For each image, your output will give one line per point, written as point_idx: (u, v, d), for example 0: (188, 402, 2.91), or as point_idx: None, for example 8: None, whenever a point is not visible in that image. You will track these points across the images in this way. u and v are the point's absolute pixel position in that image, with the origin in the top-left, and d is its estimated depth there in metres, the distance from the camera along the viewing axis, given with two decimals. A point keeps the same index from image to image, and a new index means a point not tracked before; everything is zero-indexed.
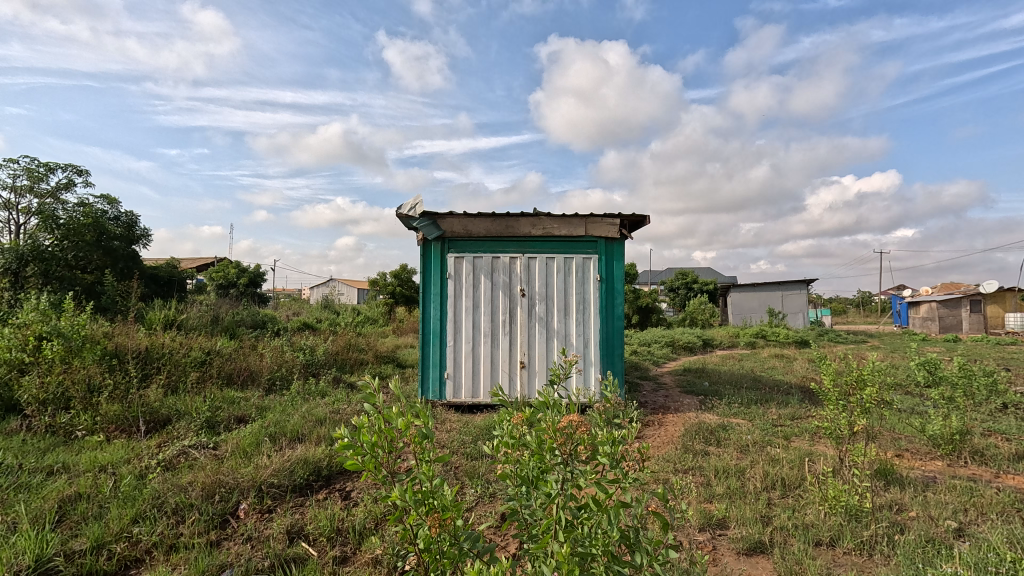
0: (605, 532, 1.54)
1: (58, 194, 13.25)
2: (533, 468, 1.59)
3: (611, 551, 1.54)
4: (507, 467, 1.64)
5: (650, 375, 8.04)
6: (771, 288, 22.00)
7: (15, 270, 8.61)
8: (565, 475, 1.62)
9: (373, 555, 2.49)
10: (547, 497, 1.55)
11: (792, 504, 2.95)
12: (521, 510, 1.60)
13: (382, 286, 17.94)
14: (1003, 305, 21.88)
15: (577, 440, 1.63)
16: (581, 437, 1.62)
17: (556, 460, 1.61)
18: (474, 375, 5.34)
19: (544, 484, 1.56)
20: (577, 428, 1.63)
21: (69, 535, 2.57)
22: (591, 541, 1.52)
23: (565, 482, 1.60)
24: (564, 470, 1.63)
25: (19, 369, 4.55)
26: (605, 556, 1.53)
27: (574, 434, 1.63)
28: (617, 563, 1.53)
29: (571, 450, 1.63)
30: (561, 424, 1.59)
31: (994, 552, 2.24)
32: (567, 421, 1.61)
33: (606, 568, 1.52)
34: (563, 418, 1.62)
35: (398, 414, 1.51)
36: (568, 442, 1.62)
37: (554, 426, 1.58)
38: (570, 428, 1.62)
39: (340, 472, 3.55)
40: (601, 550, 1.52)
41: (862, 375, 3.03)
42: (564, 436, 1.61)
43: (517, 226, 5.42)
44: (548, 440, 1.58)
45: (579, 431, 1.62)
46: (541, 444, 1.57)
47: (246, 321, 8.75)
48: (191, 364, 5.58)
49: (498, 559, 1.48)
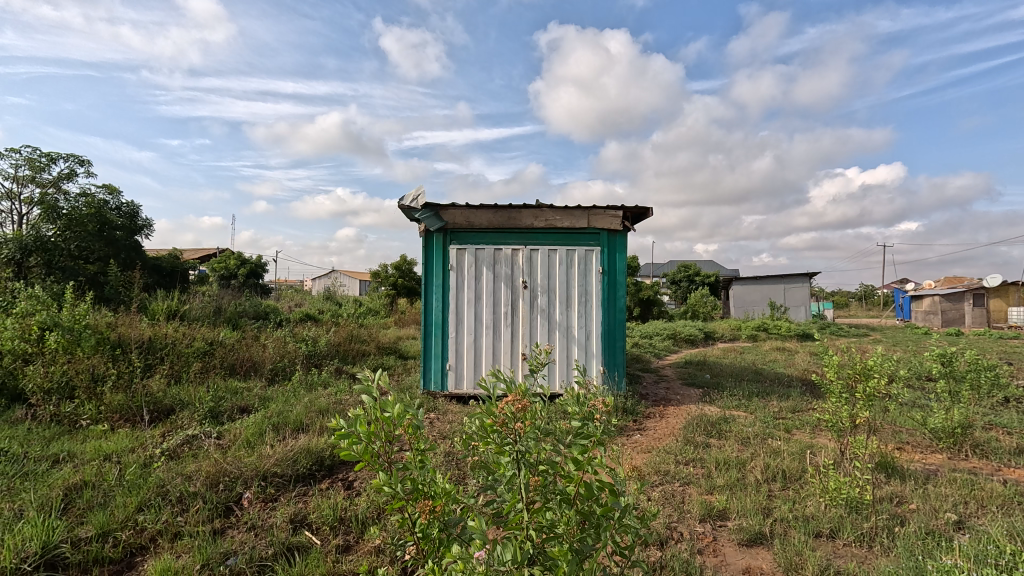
0: (562, 511, 1.56)
1: (60, 184, 13.17)
2: (492, 452, 1.64)
3: (579, 527, 1.56)
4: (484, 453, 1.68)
5: (651, 367, 8.03)
6: (774, 280, 21.95)
7: (17, 260, 8.64)
8: (525, 450, 1.58)
9: (375, 544, 2.52)
10: (510, 481, 1.58)
11: (792, 496, 2.97)
12: (498, 498, 1.64)
13: (383, 278, 17.92)
14: (1006, 299, 21.74)
15: (522, 417, 1.61)
16: (522, 414, 1.59)
17: (508, 440, 1.59)
18: (474, 367, 5.35)
19: (502, 467, 1.59)
20: (519, 406, 1.60)
21: (75, 522, 2.60)
22: (554, 522, 1.53)
23: (522, 461, 1.57)
24: (519, 447, 1.58)
25: (23, 359, 4.58)
26: (572, 534, 1.55)
27: (514, 413, 1.60)
28: (588, 538, 1.54)
29: (521, 429, 1.58)
30: (498, 410, 1.61)
31: (994, 544, 2.26)
32: (505, 402, 1.60)
33: (576, 545, 1.51)
34: (504, 400, 1.63)
35: (395, 403, 1.50)
36: (515, 422, 1.60)
37: (492, 412, 1.60)
38: (510, 409, 1.61)
39: (342, 462, 3.56)
40: (566, 529, 1.54)
41: (865, 368, 3.02)
42: (505, 415, 1.61)
43: (519, 217, 5.39)
44: (494, 423, 1.61)
45: (518, 409, 1.59)
46: (487, 429, 1.60)
47: (248, 311, 8.77)
48: (195, 354, 5.61)
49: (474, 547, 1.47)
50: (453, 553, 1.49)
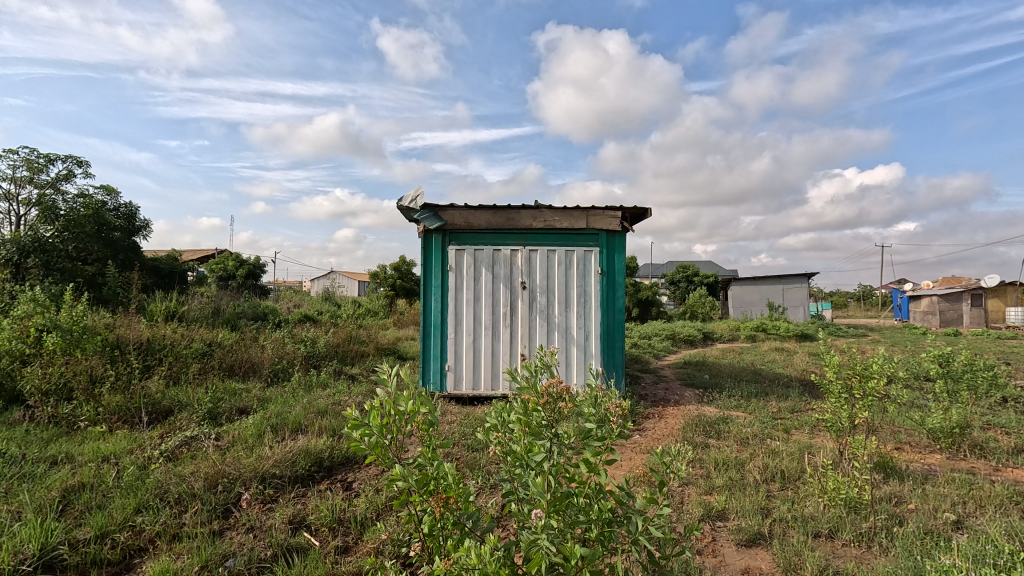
0: (597, 502, 1.57)
1: (58, 184, 13.16)
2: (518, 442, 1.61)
3: (604, 518, 1.56)
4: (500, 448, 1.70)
5: (650, 367, 8.05)
6: (772, 281, 21.98)
7: (15, 262, 8.63)
8: (552, 441, 1.64)
9: (375, 545, 2.51)
10: (540, 467, 1.57)
11: (791, 496, 2.97)
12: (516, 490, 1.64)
13: (382, 278, 17.92)
14: (1004, 300, 21.79)
15: (563, 400, 1.66)
16: (565, 396, 1.66)
17: (543, 425, 1.63)
18: (474, 367, 5.35)
19: (534, 453, 1.59)
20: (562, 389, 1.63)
21: (73, 524, 2.59)
22: (586, 509, 1.55)
23: (554, 449, 1.62)
24: (551, 437, 1.64)
25: (20, 360, 4.56)
26: (600, 525, 1.55)
27: (557, 396, 1.65)
28: (612, 530, 1.56)
29: (557, 413, 1.65)
30: (545, 390, 1.63)
31: (992, 544, 2.27)
32: (549, 384, 1.65)
33: (601, 534, 1.54)
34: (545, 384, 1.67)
35: (407, 398, 1.51)
36: (558, 403, 1.65)
37: (538, 393, 1.62)
38: (554, 392, 1.65)
39: (341, 464, 3.55)
40: (594, 518, 1.55)
41: (864, 368, 3.03)
42: (549, 397, 1.64)
43: (518, 218, 5.40)
44: (534, 403, 1.63)
45: (562, 392, 1.65)
46: (526, 408, 1.63)
47: (247, 313, 8.76)
48: (193, 355, 5.60)
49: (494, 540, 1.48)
50: (467, 547, 1.47)
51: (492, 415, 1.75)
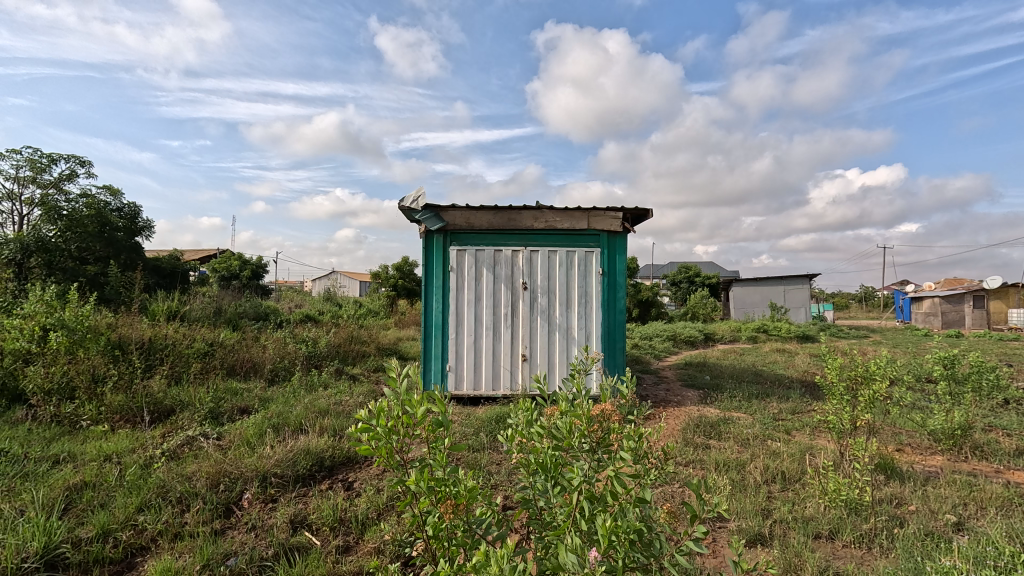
0: (624, 519, 1.52)
1: (62, 184, 13.20)
2: (551, 454, 1.57)
3: (631, 538, 1.51)
4: (520, 457, 1.67)
5: (651, 368, 8.08)
6: (773, 282, 21.99)
7: (19, 262, 8.64)
8: (586, 460, 1.63)
9: (376, 545, 2.52)
10: (572, 484, 1.55)
11: (792, 497, 2.98)
12: (536, 499, 1.64)
13: (383, 279, 17.94)
14: (1006, 301, 21.73)
15: (608, 427, 1.64)
16: (614, 422, 1.64)
17: (580, 445, 1.62)
18: (475, 367, 5.36)
19: (568, 470, 1.57)
20: (610, 416, 1.64)
21: (76, 522, 2.61)
22: (615, 527, 1.48)
23: (587, 469, 1.60)
24: (587, 456, 1.63)
25: (24, 359, 4.57)
26: (625, 544, 1.49)
27: (607, 419, 1.64)
28: (636, 551, 1.51)
29: (602, 435, 1.64)
30: (595, 412, 1.62)
31: (994, 546, 2.27)
32: (598, 408, 1.64)
33: (626, 556, 1.48)
34: (597, 406, 1.65)
35: (416, 402, 1.50)
36: (609, 427, 1.65)
37: (586, 412, 1.62)
38: (604, 416, 1.63)
39: (342, 463, 3.57)
40: (622, 536, 1.48)
41: (868, 371, 3.01)
42: (601, 421, 1.63)
43: (520, 218, 5.40)
44: (580, 427, 1.60)
45: (612, 418, 1.63)
46: (572, 430, 1.57)
47: (248, 312, 8.76)
48: (195, 355, 5.63)
49: (509, 547, 1.44)
50: (482, 551, 1.43)
51: (515, 420, 1.69)
